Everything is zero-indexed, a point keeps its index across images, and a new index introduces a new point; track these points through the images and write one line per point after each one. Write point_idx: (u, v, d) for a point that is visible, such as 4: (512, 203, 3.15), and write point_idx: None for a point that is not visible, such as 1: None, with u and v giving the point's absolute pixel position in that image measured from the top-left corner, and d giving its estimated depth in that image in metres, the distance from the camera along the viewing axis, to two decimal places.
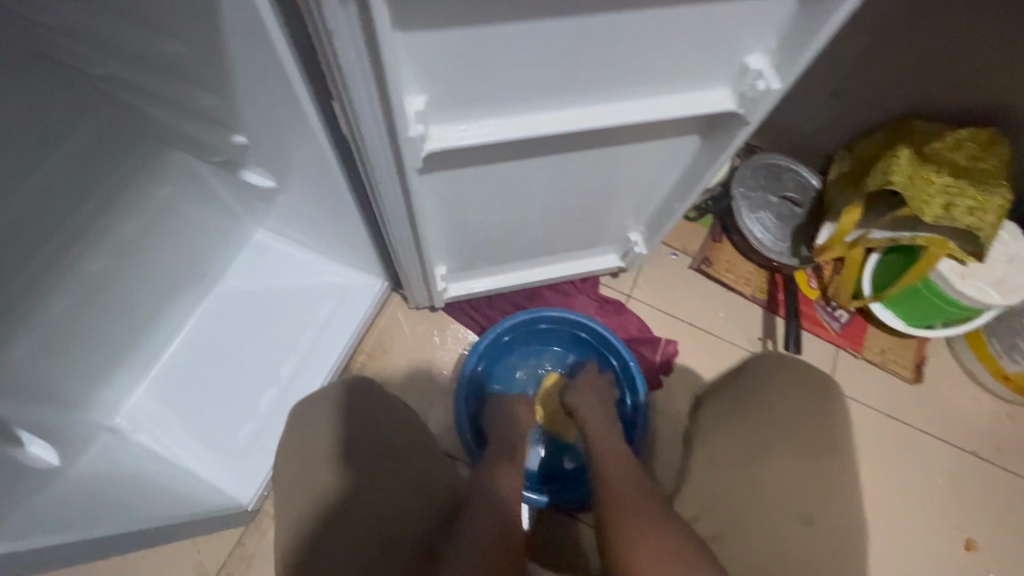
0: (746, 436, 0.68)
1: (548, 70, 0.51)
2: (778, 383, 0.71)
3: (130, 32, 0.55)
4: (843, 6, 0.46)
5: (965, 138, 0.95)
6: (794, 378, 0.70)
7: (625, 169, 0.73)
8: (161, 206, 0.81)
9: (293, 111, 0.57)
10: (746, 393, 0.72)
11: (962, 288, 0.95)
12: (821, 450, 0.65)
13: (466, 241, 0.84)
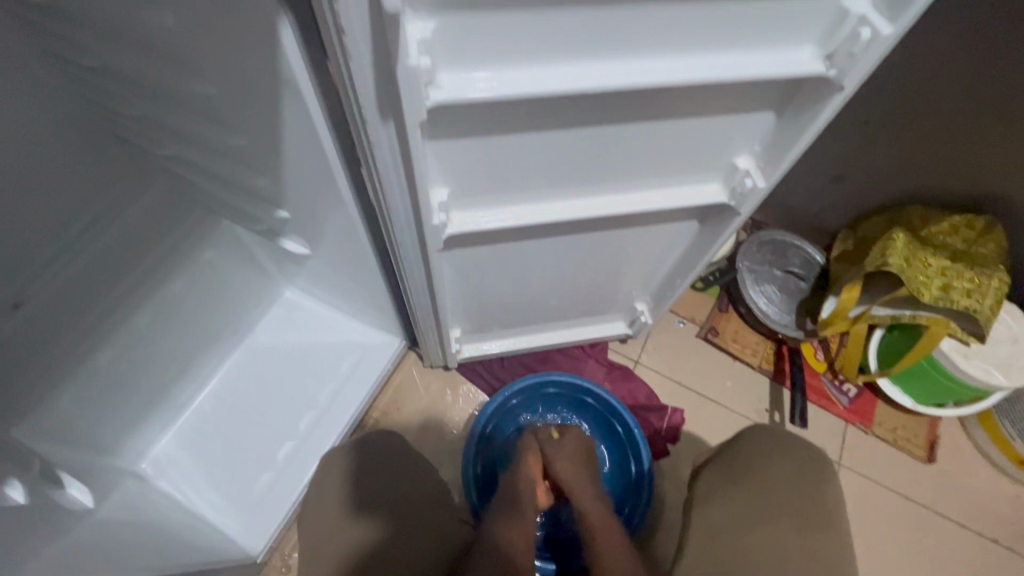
0: (737, 498, 0.68)
1: (557, 167, 0.58)
2: (767, 447, 0.72)
3: (199, 128, 0.64)
4: (816, 123, 0.52)
5: (960, 223, 0.99)
6: (785, 446, 0.72)
7: (628, 248, 0.80)
8: (205, 267, 0.89)
9: (333, 197, 0.65)
10: (735, 456, 0.74)
11: (967, 368, 0.96)
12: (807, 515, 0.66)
13: (480, 307, 0.89)
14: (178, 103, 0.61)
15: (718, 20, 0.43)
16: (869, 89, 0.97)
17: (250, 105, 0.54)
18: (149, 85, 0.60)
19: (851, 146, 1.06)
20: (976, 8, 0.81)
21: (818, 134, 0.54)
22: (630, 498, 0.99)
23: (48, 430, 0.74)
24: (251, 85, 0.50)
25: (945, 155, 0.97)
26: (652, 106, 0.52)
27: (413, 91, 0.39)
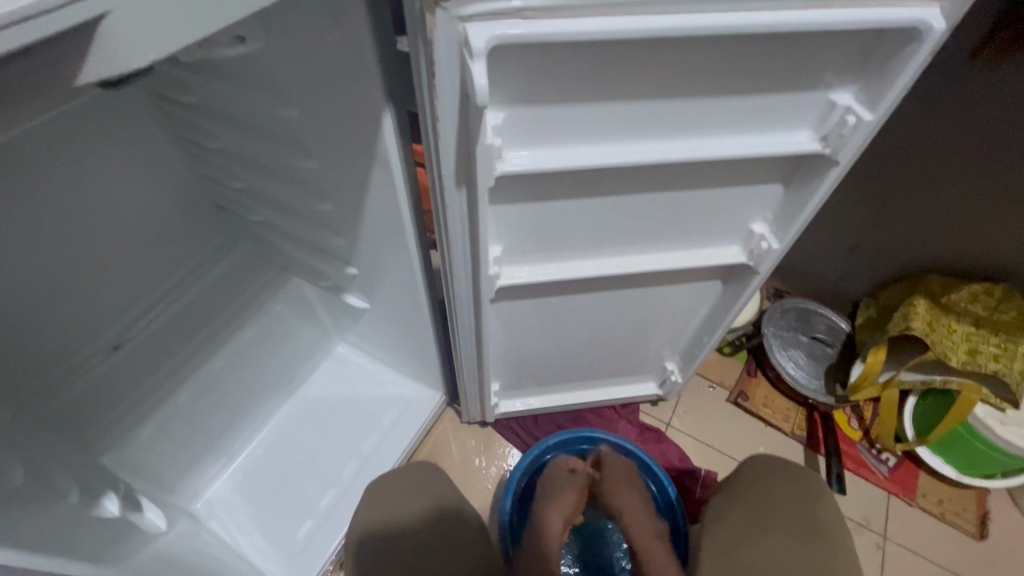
0: (744, 521, 0.71)
1: (596, 227, 0.67)
2: (776, 479, 0.75)
3: (293, 197, 0.76)
4: (817, 194, 0.61)
5: (979, 291, 1.03)
6: (789, 476, 0.75)
7: (658, 307, 0.87)
8: (273, 319, 0.98)
9: (399, 256, 0.75)
10: (749, 482, 0.76)
11: (1006, 434, 0.96)
12: (812, 549, 0.65)
13: (519, 361, 0.96)
14: (280, 179, 0.75)
15: (730, 109, 0.53)
16: (874, 167, 1.06)
17: (343, 180, 0.66)
18: (261, 163, 0.73)
19: (867, 220, 1.13)
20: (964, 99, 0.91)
21: (824, 202, 0.63)
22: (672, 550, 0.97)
23: (130, 461, 0.82)
24: (350, 161, 0.62)
25: (956, 227, 1.03)
26: (678, 176, 0.61)
27: (486, 165, 0.49)
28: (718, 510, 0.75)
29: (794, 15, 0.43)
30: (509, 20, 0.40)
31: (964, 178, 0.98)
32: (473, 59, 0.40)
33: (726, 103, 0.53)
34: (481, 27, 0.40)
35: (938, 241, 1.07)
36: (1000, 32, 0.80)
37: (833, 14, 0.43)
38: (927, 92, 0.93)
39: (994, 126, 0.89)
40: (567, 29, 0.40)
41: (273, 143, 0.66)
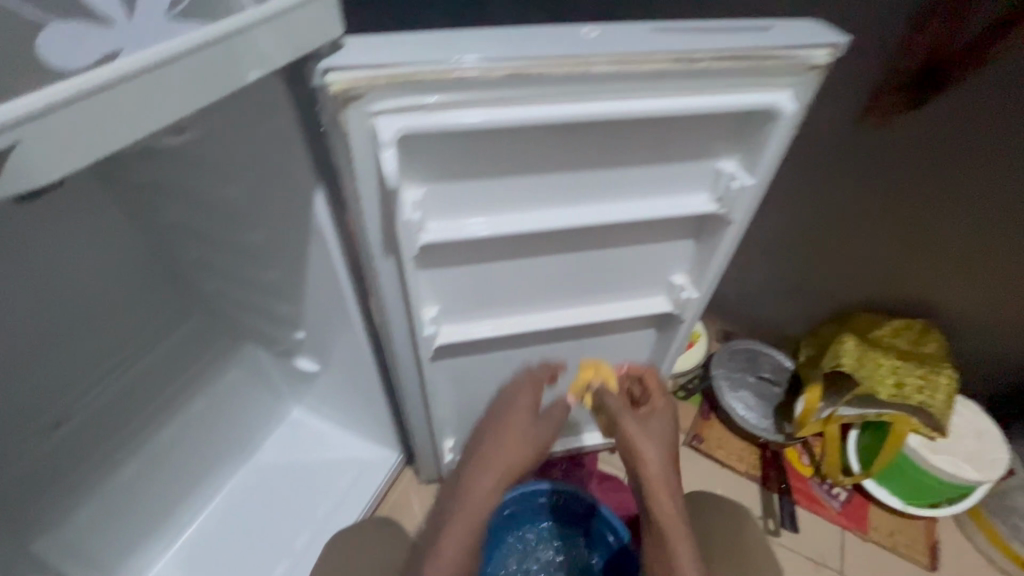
0: None
1: (527, 284, 0.71)
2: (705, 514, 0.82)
3: (238, 267, 0.79)
4: (722, 247, 0.67)
5: (901, 327, 1.10)
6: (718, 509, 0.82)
7: (599, 356, 0.90)
8: (227, 388, 0.99)
9: (343, 319, 0.78)
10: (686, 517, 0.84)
11: (938, 462, 1.00)
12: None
13: (471, 416, 0.97)
14: (224, 251, 0.77)
15: (631, 178, 0.60)
16: (794, 218, 1.10)
17: (284, 251, 0.69)
18: (206, 237, 0.76)
19: (793, 265, 1.16)
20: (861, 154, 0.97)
21: (730, 254, 0.70)
22: None
23: (66, 544, 0.81)
24: (288, 234, 0.65)
25: (868, 271, 1.11)
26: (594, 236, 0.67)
27: (408, 237, 0.53)
28: None
29: (665, 102, 0.50)
30: (414, 114, 0.46)
31: (872, 222, 1.04)
32: (385, 148, 0.45)
33: (627, 173, 0.59)
34: (389, 121, 0.45)
35: (857, 281, 1.13)
36: (882, 96, 0.90)
37: (698, 101, 0.51)
38: (826, 151, 0.99)
39: (890, 173, 0.97)
40: (467, 122, 0.46)
41: (215, 217, 0.69)
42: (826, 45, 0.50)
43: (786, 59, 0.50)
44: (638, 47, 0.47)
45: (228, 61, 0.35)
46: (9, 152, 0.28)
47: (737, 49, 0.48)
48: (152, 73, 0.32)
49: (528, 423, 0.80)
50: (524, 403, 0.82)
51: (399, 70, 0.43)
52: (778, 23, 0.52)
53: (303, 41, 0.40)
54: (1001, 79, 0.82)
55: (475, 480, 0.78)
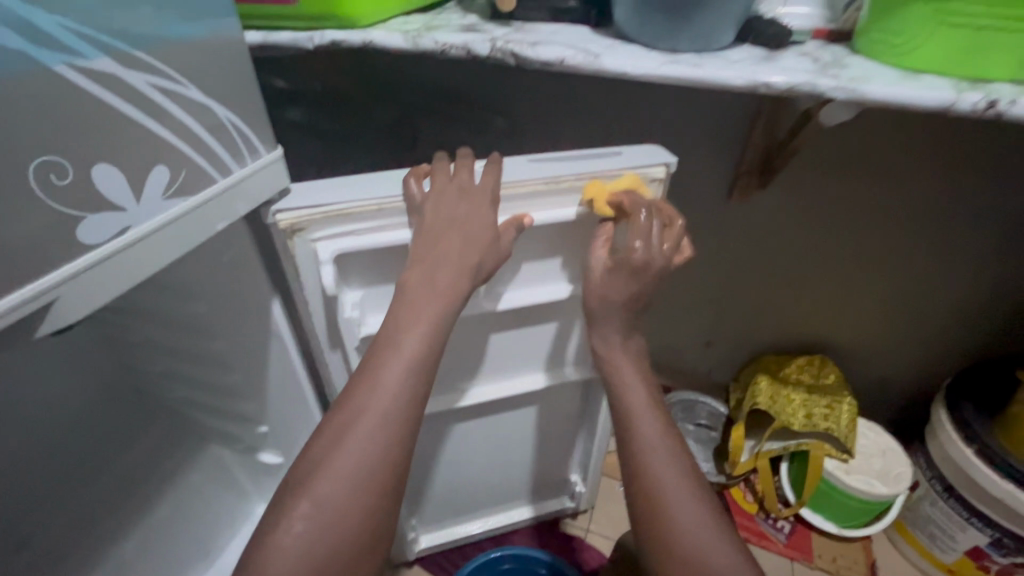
0: None
1: (461, 363, 0.81)
2: None
3: (202, 371, 0.86)
4: None
5: (803, 362, 1.25)
6: None
7: (543, 422, 0.99)
8: (189, 490, 1.00)
9: (301, 405, 0.86)
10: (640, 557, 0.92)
11: (852, 482, 1.12)
12: None
13: (430, 490, 1.03)
14: (188, 357, 0.85)
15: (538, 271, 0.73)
16: (700, 280, 1.22)
17: (246, 353, 0.78)
18: (171, 346, 0.84)
19: (708, 318, 1.29)
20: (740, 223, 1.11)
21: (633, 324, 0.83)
22: None
23: None
24: (249, 338, 0.75)
25: (767, 315, 1.25)
26: (513, 321, 0.79)
27: (348, 330, 0.65)
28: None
29: (546, 215, 0.65)
30: (344, 238, 0.59)
31: (761, 276, 1.18)
32: (323, 263, 0.58)
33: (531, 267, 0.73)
34: (326, 244, 0.59)
35: (761, 327, 1.28)
36: (740, 179, 1.02)
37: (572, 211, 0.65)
38: (706, 222, 1.12)
39: (762, 235, 1.12)
40: (390, 238, 0.60)
41: (182, 332, 0.79)
42: (660, 163, 0.67)
43: (631, 175, 0.67)
44: (518, 176, 0.63)
45: (211, 213, 0.51)
46: (51, 304, 0.42)
47: (591, 172, 0.65)
48: (153, 236, 0.47)
49: (480, 219, 0.59)
50: (451, 186, 0.60)
51: (331, 207, 0.57)
52: (626, 150, 0.70)
53: (257, 196, 0.55)
54: (818, 153, 0.99)
55: (355, 412, 0.49)
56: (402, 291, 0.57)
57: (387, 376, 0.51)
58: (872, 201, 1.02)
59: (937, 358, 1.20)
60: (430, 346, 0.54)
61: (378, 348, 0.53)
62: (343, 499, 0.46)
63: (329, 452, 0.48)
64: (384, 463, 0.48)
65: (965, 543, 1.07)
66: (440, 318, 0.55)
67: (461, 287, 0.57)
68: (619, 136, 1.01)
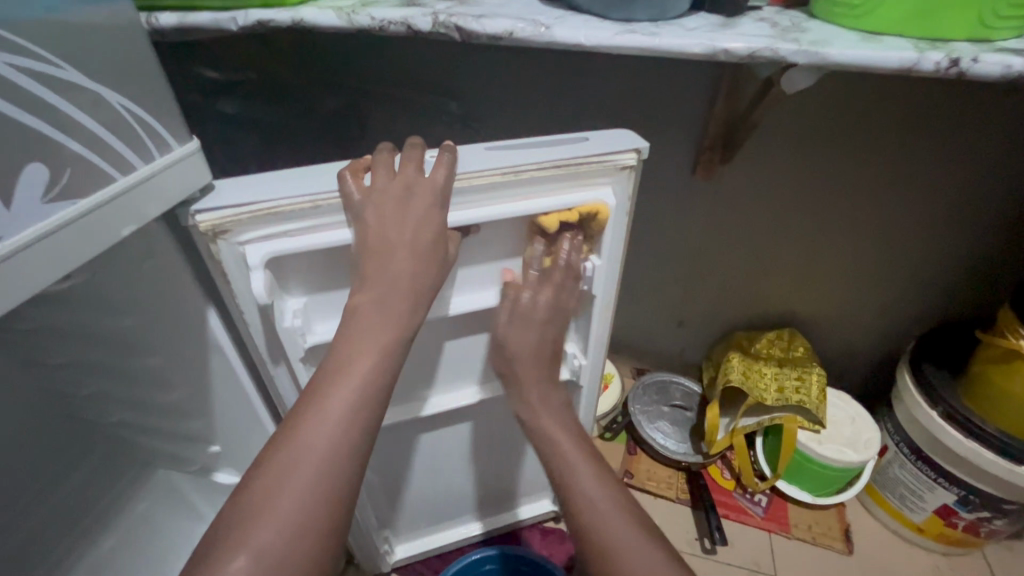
0: None
1: (423, 368, 0.77)
2: None
3: (140, 391, 0.78)
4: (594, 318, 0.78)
5: (773, 337, 1.25)
6: None
7: (517, 426, 0.95)
8: (137, 520, 0.92)
9: (252, 419, 0.79)
10: None
11: (824, 451, 1.13)
12: None
13: (402, 499, 0.98)
14: (119, 378, 0.76)
15: (484, 271, 0.68)
16: (668, 260, 1.20)
17: (186, 370, 0.71)
18: (98, 368, 0.75)
19: (679, 299, 1.28)
20: (707, 199, 1.09)
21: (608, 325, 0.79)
22: None
23: None
24: (187, 354, 0.69)
25: (736, 291, 1.25)
26: (477, 323, 0.74)
27: (291, 341, 0.60)
28: None
29: (504, 208, 0.60)
30: (278, 240, 0.55)
31: (729, 252, 1.17)
32: (253, 269, 0.54)
33: (458, 273, 0.67)
34: (256, 247, 0.55)
35: (730, 305, 1.28)
36: (701, 155, 1.01)
37: (532, 202, 0.61)
38: (671, 200, 1.10)
39: (727, 209, 1.10)
40: (330, 239, 0.56)
41: (109, 353, 0.71)
42: (631, 149, 0.63)
43: (599, 163, 0.62)
44: (476, 167, 0.58)
45: (114, 216, 0.44)
46: None
47: (556, 161, 0.60)
48: (35, 246, 0.40)
49: (427, 231, 0.56)
50: (395, 186, 0.55)
51: (259, 206, 0.53)
52: (594, 136, 0.65)
53: (172, 197, 0.49)
54: (778, 123, 0.97)
55: (297, 449, 0.46)
56: (350, 316, 0.54)
57: (333, 408, 0.48)
58: (833, 171, 1.02)
59: (900, 323, 1.23)
60: (381, 375, 0.52)
61: (325, 372, 0.51)
62: (287, 545, 0.43)
63: (273, 492, 0.44)
64: (337, 496, 0.46)
65: (933, 503, 1.10)
66: (390, 345, 0.53)
67: (416, 312, 0.56)
68: (579, 117, 0.97)
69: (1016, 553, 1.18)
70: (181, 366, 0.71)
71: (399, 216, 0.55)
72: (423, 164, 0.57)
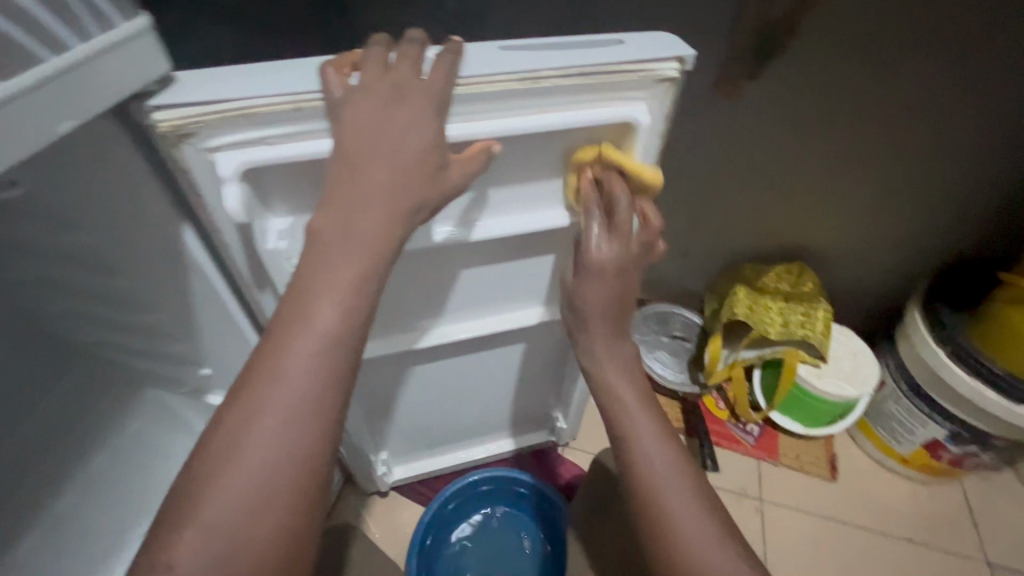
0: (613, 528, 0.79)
1: (424, 297, 0.72)
2: None
3: (121, 314, 0.72)
4: None
5: (782, 271, 1.20)
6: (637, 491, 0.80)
7: (519, 361, 0.92)
8: (133, 437, 0.90)
9: (241, 343, 0.75)
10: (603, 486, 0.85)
11: (823, 386, 1.14)
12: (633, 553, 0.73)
13: (400, 425, 0.98)
14: (97, 298, 0.70)
15: (540, 189, 0.63)
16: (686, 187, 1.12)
17: (165, 290, 0.65)
18: (74, 288, 0.69)
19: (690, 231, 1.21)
20: (735, 120, 0.99)
21: None
22: (554, 530, 1.07)
23: None
24: (162, 274, 0.63)
25: (751, 224, 1.18)
26: (482, 251, 0.69)
27: (276, 265, 0.55)
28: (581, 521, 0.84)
29: (517, 122, 0.52)
30: (253, 148, 0.48)
31: (747, 182, 1.09)
32: (228, 183, 0.47)
33: (521, 191, 0.62)
34: (228, 155, 0.47)
35: (743, 238, 1.21)
36: (727, 70, 0.92)
37: (552, 117, 0.53)
38: (692, 123, 1.00)
39: (754, 131, 1.01)
40: (315, 152, 0.48)
41: (78, 271, 0.65)
42: (674, 58, 0.53)
43: (635, 74, 0.53)
44: (487, 70, 0.50)
45: (40, 110, 0.36)
46: None
47: (584, 68, 0.51)
48: None
49: (418, 139, 0.45)
50: (383, 85, 0.46)
51: (228, 106, 0.45)
52: (631, 40, 0.56)
53: (110, 94, 0.40)
54: (825, 32, 0.86)
55: (255, 405, 0.38)
56: (312, 241, 0.43)
57: (292, 364, 0.39)
58: (874, 88, 0.93)
59: (915, 258, 1.19)
60: (353, 322, 0.41)
61: (285, 314, 0.41)
62: (258, 499, 0.37)
63: (229, 452, 0.38)
64: (295, 463, 0.38)
65: (922, 437, 1.12)
66: (366, 275, 0.42)
67: (390, 230, 0.44)
68: (602, 16, 0.83)
69: (991, 483, 1.23)
70: (162, 285, 0.65)
71: (392, 120, 0.45)
72: (421, 61, 0.48)
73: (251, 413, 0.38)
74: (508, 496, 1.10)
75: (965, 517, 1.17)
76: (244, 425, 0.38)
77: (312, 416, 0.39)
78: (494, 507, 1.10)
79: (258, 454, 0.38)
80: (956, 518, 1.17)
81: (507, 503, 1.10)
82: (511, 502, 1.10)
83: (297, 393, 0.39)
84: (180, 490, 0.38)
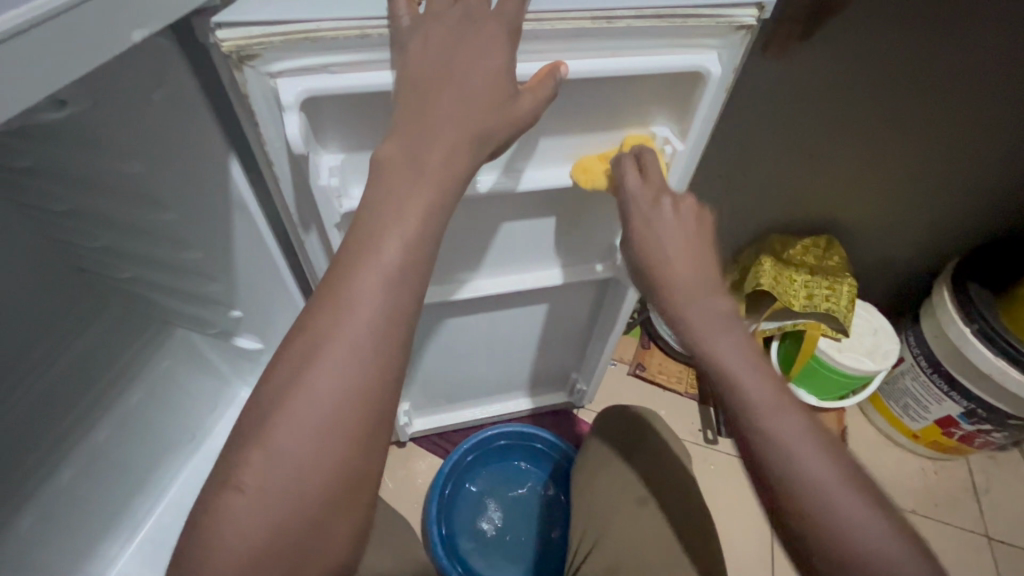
0: (626, 478, 0.79)
1: (467, 249, 0.72)
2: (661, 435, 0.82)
3: (157, 248, 0.72)
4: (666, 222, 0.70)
5: (809, 244, 1.19)
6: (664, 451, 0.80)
7: (548, 321, 0.92)
8: (161, 376, 0.91)
9: (273, 282, 0.74)
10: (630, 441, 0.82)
11: (842, 359, 1.14)
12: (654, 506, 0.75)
13: (426, 379, 1.00)
14: (133, 229, 0.69)
15: (587, 145, 0.62)
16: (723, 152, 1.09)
17: (206, 226, 0.64)
18: (109, 218, 0.68)
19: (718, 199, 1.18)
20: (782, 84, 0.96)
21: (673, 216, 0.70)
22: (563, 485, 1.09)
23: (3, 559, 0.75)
24: (203, 210, 0.62)
25: (786, 195, 1.15)
26: (527, 201, 0.67)
27: (327, 204, 0.53)
28: (593, 466, 0.84)
29: (589, 63, 0.50)
30: (315, 76, 0.46)
31: (786, 152, 1.07)
32: (286, 112, 0.46)
33: (580, 140, 0.61)
34: (289, 82, 0.46)
35: (775, 208, 1.19)
36: (779, 28, 0.88)
37: (625, 61, 0.51)
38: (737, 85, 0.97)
39: (799, 96, 0.97)
40: (374, 82, 0.46)
41: (118, 202, 0.64)
42: (753, 4, 0.51)
43: (711, 19, 0.51)
44: (561, 4, 0.47)
45: (116, 15, 0.34)
46: None
47: (658, 6, 0.49)
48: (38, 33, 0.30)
49: (491, 71, 0.44)
50: (450, 11, 0.44)
51: (296, 28, 0.43)
52: None
53: (169, 9, 0.38)
54: None
55: (326, 333, 0.38)
56: (374, 173, 0.42)
57: (360, 295, 0.39)
58: (929, 59, 0.90)
59: (945, 237, 1.17)
60: (417, 257, 0.40)
61: (354, 246, 0.40)
62: (319, 429, 0.37)
63: (303, 375, 0.38)
64: (365, 391, 0.38)
65: (936, 414, 1.13)
66: (429, 211, 0.41)
67: (453, 167, 0.43)
68: None
69: (998, 463, 1.25)
70: (202, 220, 0.63)
71: (468, 49, 0.44)
72: None
73: (324, 338, 0.38)
74: (525, 451, 1.11)
75: (970, 494, 1.20)
76: (317, 351, 0.38)
77: (376, 347, 0.39)
78: (509, 459, 1.12)
79: (329, 378, 0.37)
80: (961, 494, 1.20)
81: (522, 457, 1.12)
82: (526, 458, 1.12)
83: (367, 320, 0.39)
84: (250, 415, 0.38)
